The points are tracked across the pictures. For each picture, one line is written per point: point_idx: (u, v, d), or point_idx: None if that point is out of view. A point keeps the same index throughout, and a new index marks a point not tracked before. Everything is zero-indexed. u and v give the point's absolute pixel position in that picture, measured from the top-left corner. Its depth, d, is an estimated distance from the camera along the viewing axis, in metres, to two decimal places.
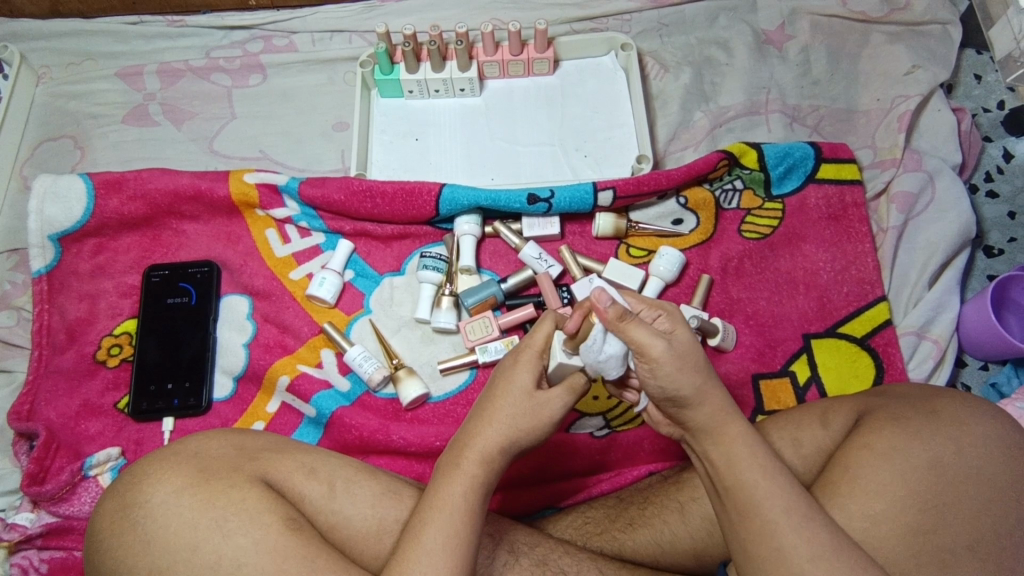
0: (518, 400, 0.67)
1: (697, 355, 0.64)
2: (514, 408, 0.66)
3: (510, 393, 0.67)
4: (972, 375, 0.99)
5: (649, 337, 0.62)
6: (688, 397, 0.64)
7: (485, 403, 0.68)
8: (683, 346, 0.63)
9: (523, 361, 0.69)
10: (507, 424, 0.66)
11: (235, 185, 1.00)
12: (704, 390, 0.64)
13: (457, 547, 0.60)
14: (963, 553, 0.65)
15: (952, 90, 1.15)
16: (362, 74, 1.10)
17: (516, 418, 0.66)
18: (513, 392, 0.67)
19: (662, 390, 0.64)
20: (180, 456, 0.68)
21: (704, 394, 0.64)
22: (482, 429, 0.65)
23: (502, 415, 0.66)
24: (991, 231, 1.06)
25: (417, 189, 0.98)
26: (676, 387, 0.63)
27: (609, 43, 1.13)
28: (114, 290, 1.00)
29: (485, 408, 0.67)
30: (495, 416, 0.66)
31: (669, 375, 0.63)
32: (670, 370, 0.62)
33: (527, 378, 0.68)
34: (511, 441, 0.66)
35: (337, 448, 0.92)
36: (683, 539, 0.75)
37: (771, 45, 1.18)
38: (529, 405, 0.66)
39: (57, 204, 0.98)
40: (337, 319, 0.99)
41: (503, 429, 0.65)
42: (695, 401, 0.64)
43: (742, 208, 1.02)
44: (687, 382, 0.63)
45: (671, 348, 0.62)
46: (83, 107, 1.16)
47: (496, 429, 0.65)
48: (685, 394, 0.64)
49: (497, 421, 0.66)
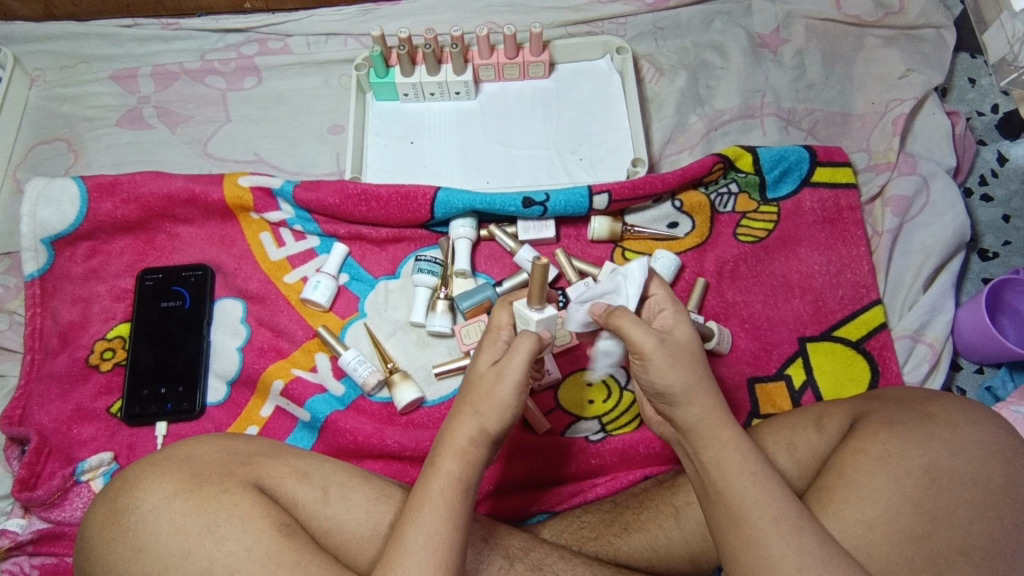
0: (477, 382, 0.66)
1: (692, 354, 0.66)
2: (473, 392, 0.66)
3: (472, 377, 0.67)
4: (967, 378, 0.99)
5: (640, 334, 0.64)
6: (676, 394, 0.65)
7: (461, 396, 0.67)
8: (675, 344, 0.65)
9: (485, 344, 0.69)
10: (469, 411, 0.65)
11: (230, 188, 0.99)
12: (694, 390, 0.65)
13: (441, 547, 0.60)
14: (957, 557, 0.64)
15: (947, 94, 1.16)
16: (357, 77, 1.10)
17: (475, 402, 0.65)
18: (473, 376, 0.67)
19: (650, 385, 0.66)
20: (172, 461, 0.67)
21: (692, 395, 0.65)
22: (460, 425, 0.65)
23: (466, 403, 0.66)
24: (985, 234, 1.06)
25: (412, 192, 0.98)
26: (664, 383, 0.65)
27: (605, 47, 1.14)
28: (107, 293, 1.00)
29: (460, 400, 0.67)
30: (462, 404, 0.66)
31: (658, 370, 0.65)
32: (659, 366, 0.64)
33: (486, 359, 0.67)
34: (477, 429, 0.64)
35: (330, 453, 0.91)
36: (677, 543, 0.75)
37: (766, 48, 1.18)
38: (483, 387, 0.65)
39: (50, 208, 0.98)
40: (331, 323, 0.99)
41: (467, 418, 0.65)
42: (683, 400, 0.65)
43: (738, 211, 1.02)
44: (677, 379, 0.65)
45: (663, 345, 0.64)
46: (77, 110, 1.16)
47: (467, 421, 0.65)
48: (673, 390, 0.65)
49: (467, 413, 0.65)
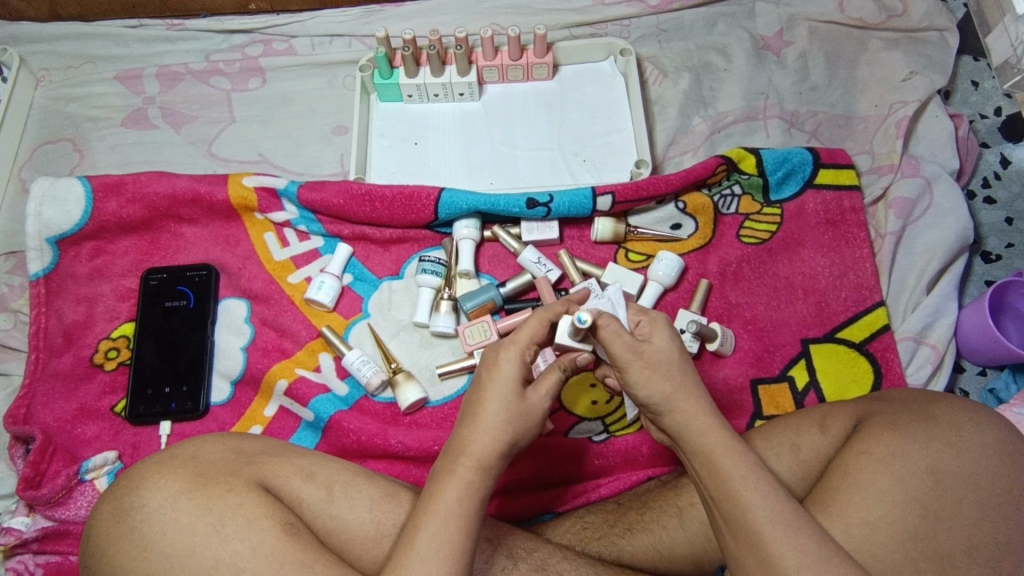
0: (508, 403, 0.67)
1: (669, 361, 0.68)
2: (506, 412, 0.66)
3: (499, 393, 0.67)
4: (970, 380, 0.99)
5: (621, 347, 0.67)
6: (659, 403, 0.67)
7: (473, 409, 0.67)
8: (653, 354, 0.68)
9: (506, 359, 0.69)
10: (501, 429, 0.66)
11: (234, 188, 1.00)
12: (675, 397, 0.67)
13: (450, 551, 0.60)
14: (961, 558, 0.64)
15: (949, 97, 1.16)
16: (362, 78, 1.11)
17: (509, 421, 0.66)
18: (504, 394, 0.67)
19: (634, 397, 0.69)
20: (178, 460, 0.68)
21: (674, 402, 0.67)
22: (473, 437, 0.65)
23: (494, 421, 0.66)
24: (988, 236, 1.06)
25: (416, 193, 0.98)
26: (646, 394, 0.67)
27: (609, 49, 1.14)
28: (112, 293, 1.00)
29: (474, 413, 0.67)
30: (486, 422, 0.66)
31: (638, 382, 0.67)
32: (638, 376, 0.67)
33: (512, 380, 0.67)
34: (508, 447, 0.66)
35: (334, 453, 0.91)
36: (682, 544, 0.75)
37: (770, 50, 1.18)
38: (520, 409, 0.67)
39: (55, 207, 0.98)
40: (335, 323, 0.99)
41: (500, 436, 0.65)
42: (665, 408, 0.67)
43: (741, 213, 1.02)
44: (656, 388, 0.67)
45: (639, 355, 0.67)
46: (82, 110, 1.16)
47: (481, 435, 0.65)
48: (654, 401, 0.67)
49: (485, 427, 0.66)
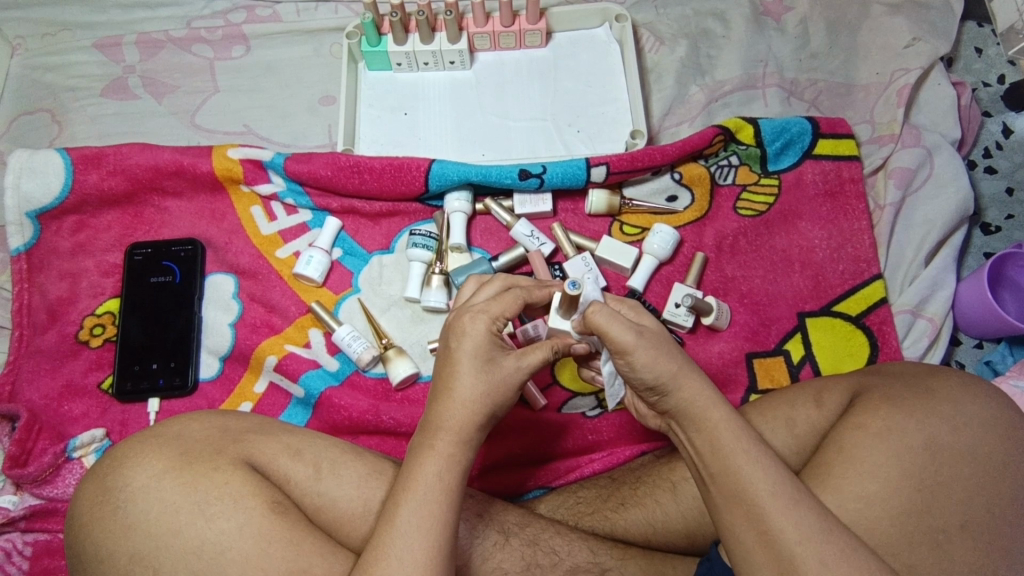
0: (478, 378, 0.64)
1: (669, 342, 0.66)
2: (482, 384, 0.64)
3: (469, 365, 0.64)
4: (966, 353, 0.98)
5: (620, 332, 0.64)
6: (665, 382, 0.64)
7: (443, 383, 0.65)
8: (654, 335, 0.66)
9: (473, 329, 0.65)
10: (477, 402, 0.64)
11: (218, 159, 0.97)
12: (681, 375, 0.65)
13: (434, 528, 0.59)
14: (956, 533, 0.64)
15: (953, 64, 1.13)
16: (349, 46, 1.07)
17: (484, 394, 0.64)
18: (476, 363, 0.64)
19: (639, 379, 0.65)
20: (161, 438, 0.66)
21: (681, 380, 0.65)
22: (447, 410, 0.63)
23: (468, 394, 0.64)
24: (988, 208, 1.05)
25: (405, 164, 0.96)
26: (653, 374, 0.64)
27: (603, 14, 1.10)
28: (96, 269, 0.98)
29: (446, 385, 0.65)
30: (459, 395, 0.64)
31: (646, 363, 0.64)
32: (644, 359, 0.64)
33: (483, 350, 0.65)
34: (486, 420, 0.64)
35: (325, 429, 0.90)
36: (674, 518, 0.75)
37: (770, 17, 1.15)
38: (493, 378, 0.64)
39: (35, 180, 0.95)
40: (325, 299, 0.97)
41: (477, 408, 0.63)
42: (672, 387, 0.65)
43: (738, 183, 1.00)
44: (664, 368, 0.64)
45: (643, 338, 0.64)
46: (60, 80, 1.12)
47: (454, 408, 0.63)
48: (662, 380, 0.64)
49: (460, 399, 0.63)
